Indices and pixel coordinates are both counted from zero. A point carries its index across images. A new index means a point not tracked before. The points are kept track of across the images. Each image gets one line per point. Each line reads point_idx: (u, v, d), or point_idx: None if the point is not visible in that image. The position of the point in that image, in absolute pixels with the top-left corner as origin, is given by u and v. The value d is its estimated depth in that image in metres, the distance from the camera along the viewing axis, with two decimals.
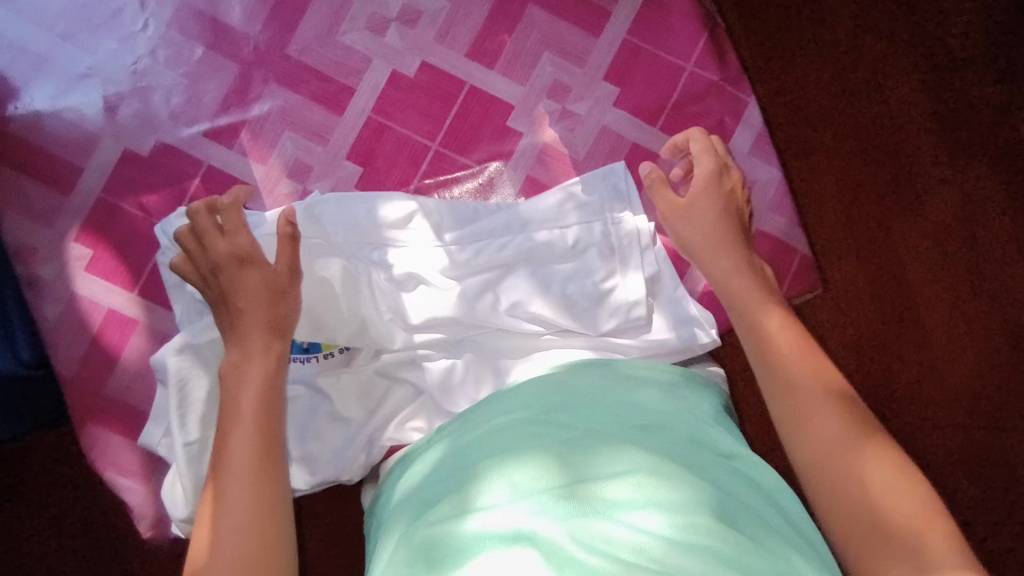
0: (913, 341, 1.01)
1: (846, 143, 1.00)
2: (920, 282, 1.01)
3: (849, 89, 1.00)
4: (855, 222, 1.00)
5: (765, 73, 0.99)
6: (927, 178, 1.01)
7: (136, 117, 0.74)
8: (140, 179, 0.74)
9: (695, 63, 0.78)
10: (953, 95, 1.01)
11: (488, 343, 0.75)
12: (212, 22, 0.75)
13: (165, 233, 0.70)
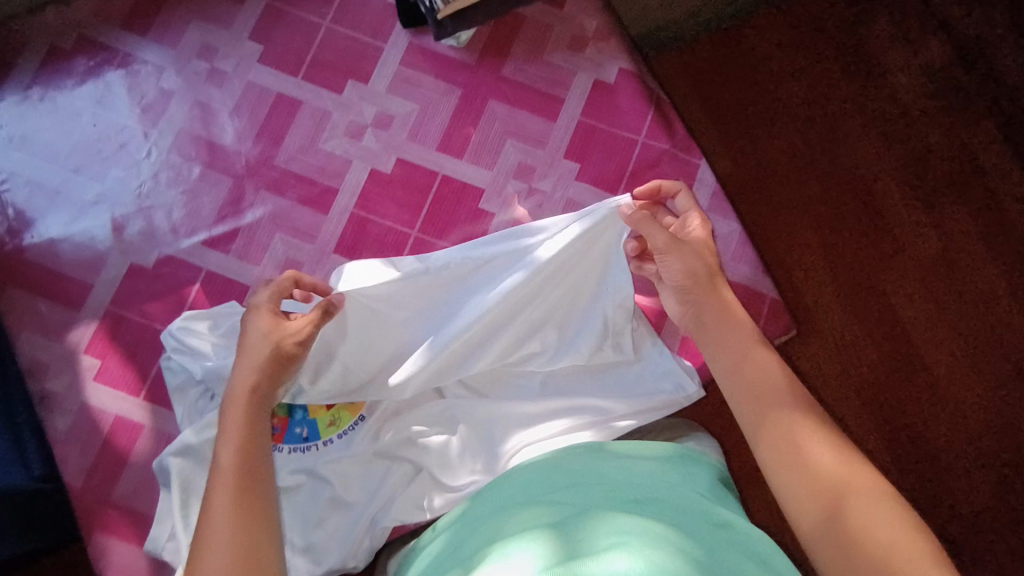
0: (918, 382, 1.03)
1: (816, 198, 1.06)
2: (914, 322, 1.04)
3: (809, 149, 1.08)
4: (840, 271, 1.05)
5: (729, 142, 1.07)
6: (902, 223, 1.06)
7: (141, 234, 0.81)
8: (144, 290, 0.79)
9: (645, 134, 0.85)
10: (909, 143, 1.08)
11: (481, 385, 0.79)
12: (208, 144, 0.83)
13: (173, 337, 0.74)
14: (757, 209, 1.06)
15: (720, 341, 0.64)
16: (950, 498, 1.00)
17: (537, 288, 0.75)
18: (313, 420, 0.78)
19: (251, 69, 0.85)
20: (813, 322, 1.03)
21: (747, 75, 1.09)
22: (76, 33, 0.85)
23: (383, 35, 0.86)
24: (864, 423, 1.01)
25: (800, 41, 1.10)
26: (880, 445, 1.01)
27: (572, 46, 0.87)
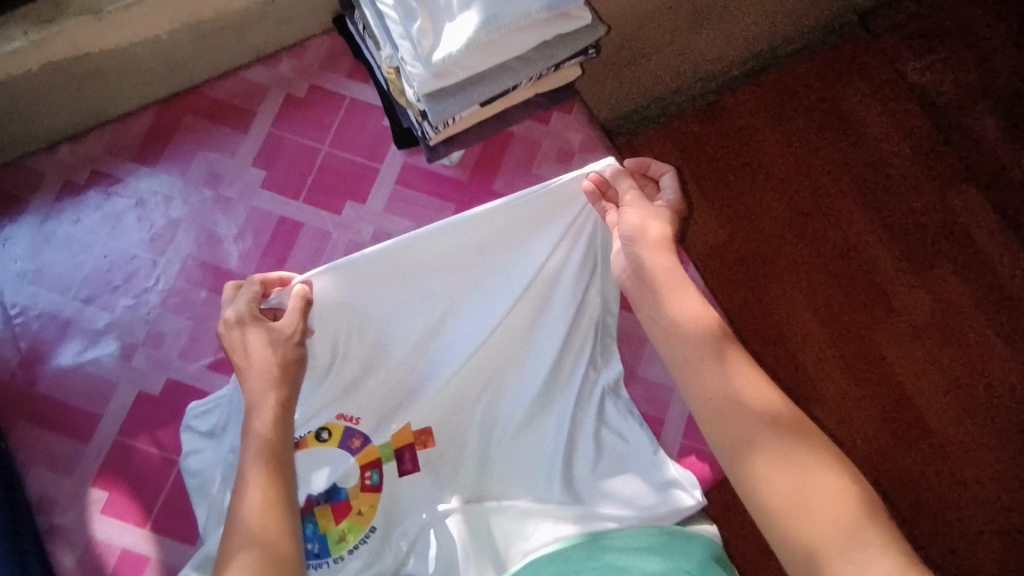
0: (909, 420, 1.20)
1: (812, 264, 1.25)
2: (903, 365, 1.22)
3: (804, 219, 1.26)
4: (835, 327, 1.23)
5: (733, 218, 1.25)
6: (890, 282, 1.24)
7: (148, 361, 0.83)
8: (152, 417, 0.81)
9: None
10: (893, 211, 1.27)
11: (472, 416, 0.82)
12: (214, 269, 0.87)
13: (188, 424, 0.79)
14: (740, 270, 1.24)
15: (661, 311, 0.64)
16: (929, 508, 1.17)
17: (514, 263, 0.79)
18: (324, 536, 0.77)
19: (255, 194, 0.89)
20: (800, 361, 1.21)
21: (747, 155, 1.27)
22: (89, 168, 0.89)
23: (379, 156, 0.91)
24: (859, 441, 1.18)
25: (794, 124, 1.29)
26: (868, 464, 1.17)
27: (560, 159, 0.91)
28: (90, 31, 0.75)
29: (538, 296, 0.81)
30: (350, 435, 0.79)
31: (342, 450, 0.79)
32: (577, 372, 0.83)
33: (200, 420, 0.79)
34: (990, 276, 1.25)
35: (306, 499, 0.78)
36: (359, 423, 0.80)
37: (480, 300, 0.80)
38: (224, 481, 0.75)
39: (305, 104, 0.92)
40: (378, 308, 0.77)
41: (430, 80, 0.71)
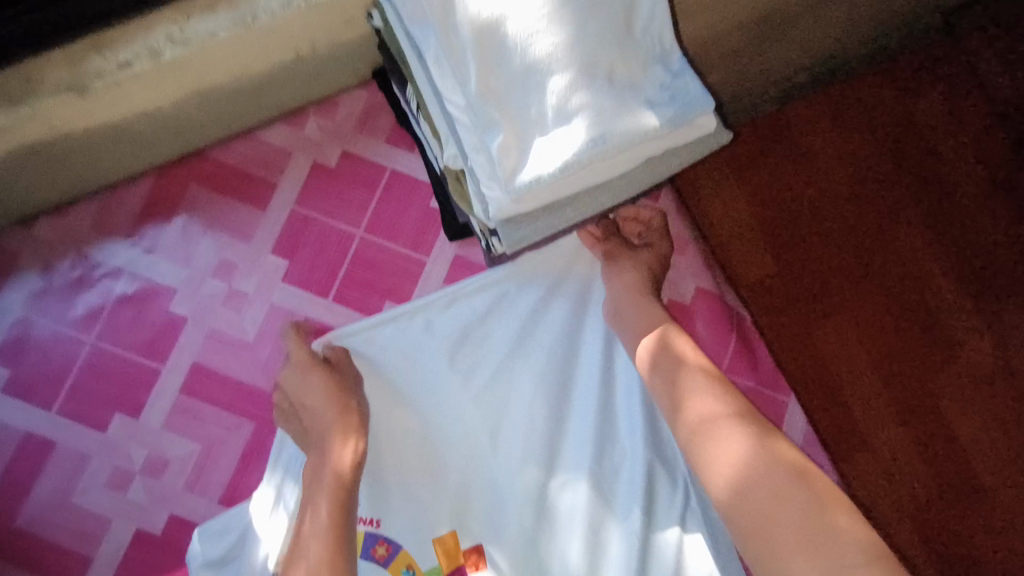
0: (990, 526, 0.87)
1: (876, 308, 0.88)
2: (983, 451, 0.88)
3: (874, 245, 0.89)
4: (898, 394, 0.89)
5: (773, 236, 0.88)
6: (977, 337, 0.88)
7: (147, 493, 0.70)
8: (155, 561, 0.70)
9: (726, 368, 0.74)
10: (995, 236, 0.89)
11: (491, 516, 0.72)
12: (227, 381, 0.73)
13: (196, 555, 0.68)
14: (789, 323, 0.88)
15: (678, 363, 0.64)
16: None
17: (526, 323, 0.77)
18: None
19: (274, 289, 0.75)
20: (856, 444, 0.88)
21: (798, 152, 0.89)
22: (74, 250, 0.74)
23: (425, 248, 0.77)
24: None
25: (874, 108, 0.89)
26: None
27: None
28: (69, 108, 0.58)
29: (576, 380, 0.76)
30: (373, 541, 0.70)
31: (366, 559, 0.70)
32: (638, 500, 0.72)
33: (210, 544, 0.68)
34: None
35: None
36: (381, 526, 0.70)
37: (515, 378, 0.75)
38: None
39: (335, 176, 0.77)
40: (413, 367, 0.75)
41: (509, 206, 0.55)
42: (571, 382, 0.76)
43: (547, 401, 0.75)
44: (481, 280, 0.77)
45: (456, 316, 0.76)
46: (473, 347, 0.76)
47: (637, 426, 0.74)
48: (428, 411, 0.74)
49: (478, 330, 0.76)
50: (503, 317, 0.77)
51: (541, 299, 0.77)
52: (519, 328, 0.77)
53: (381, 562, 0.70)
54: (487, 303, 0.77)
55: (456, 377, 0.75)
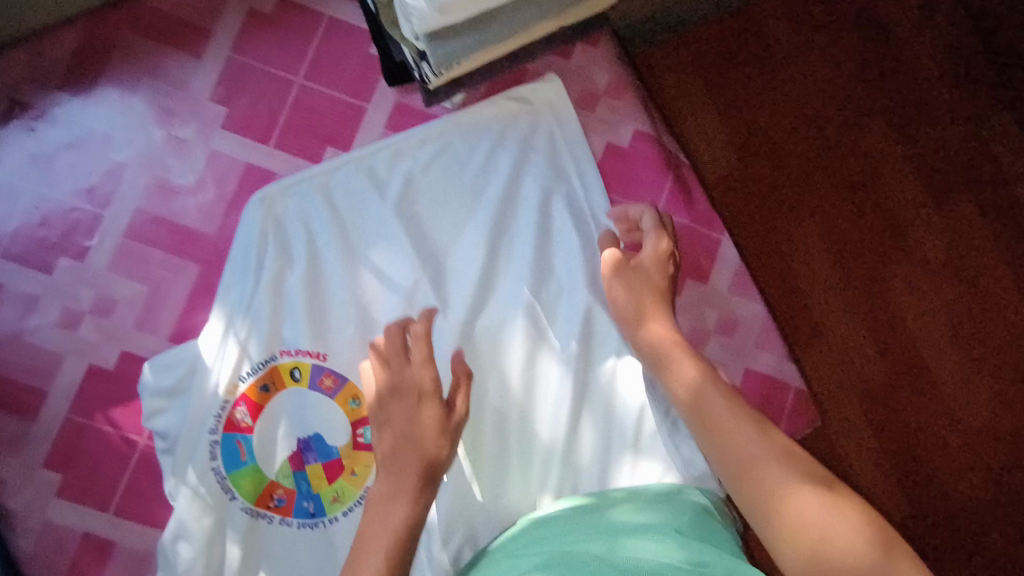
0: (924, 394, 0.96)
1: (825, 195, 0.95)
2: (920, 326, 0.96)
3: (824, 137, 0.95)
4: (845, 274, 0.95)
5: (732, 126, 0.93)
6: (917, 221, 0.95)
7: (98, 331, 0.73)
8: (108, 394, 0.73)
9: (662, 207, 0.77)
10: (937, 130, 0.95)
11: (433, 355, 0.75)
12: (170, 226, 0.74)
13: (149, 384, 0.71)
14: (751, 226, 0.94)
15: (636, 292, 0.69)
16: (940, 532, 0.95)
17: (469, 174, 0.77)
18: (318, 494, 0.74)
19: (213, 136, 0.75)
20: (812, 336, 0.95)
21: (756, 50, 0.94)
22: (6, 96, 0.73)
23: (365, 95, 0.77)
24: (866, 457, 0.95)
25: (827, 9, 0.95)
26: (881, 471, 0.95)
27: (582, 104, 0.80)
28: None
29: (520, 225, 0.77)
30: (319, 373, 0.74)
31: (313, 389, 0.74)
32: (576, 333, 0.76)
33: (161, 375, 0.72)
34: None
35: (297, 452, 0.74)
36: (327, 359, 0.74)
37: (461, 224, 0.77)
38: (201, 455, 0.72)
39: (272, 22, 0.76)
40: (362, 216, 0.76)
41: (433, 17, 0.55)
42: (513, 229, 0.77)
43: (490, 242, 0.76)
44: (425, 129, 0.77)
45: (402, 166, 0.77)
46: (416, 196, 0.77)
47: (574, 267, 0.76)
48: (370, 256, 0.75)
49: (423, 178, 0.77)
50: (448, 166, 0.77)
51: (484, 149, 0.78)
52: (464, 176, 0.77)
53: (327, 393, 0.74)
54: (432, 152, 0.77)
55: (399, 224, 0.76)
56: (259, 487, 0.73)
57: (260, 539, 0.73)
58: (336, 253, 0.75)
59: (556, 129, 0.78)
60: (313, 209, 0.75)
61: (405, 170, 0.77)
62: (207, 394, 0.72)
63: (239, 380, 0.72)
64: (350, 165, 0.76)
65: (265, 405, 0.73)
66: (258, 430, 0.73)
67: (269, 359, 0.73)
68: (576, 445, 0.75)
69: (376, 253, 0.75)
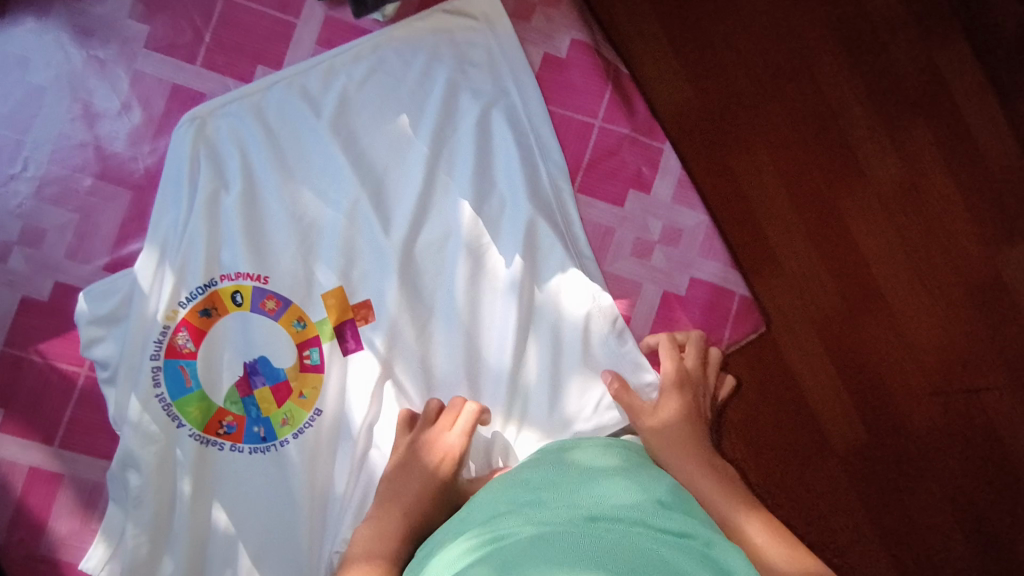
0: (882, 324, 0.97)
1: (782, 127, 0.95)
2: (877, 256, 0.97)
3: (778, 69, 0.94)
4: (803, 207, 0.95)
5: (685, 58, 0.92)
6: (872, 153, 0.96)
7: (29, 263, 0.71)
8: (45, 327, 0.71)
9: (602, 117, 0.78)
10: (888, 63, 0.96)
11: (377, 275, 0.75)
12: (97, 151, 0.72)
13: (85, 313, 0.70)
14: (705, 158, 0.94)
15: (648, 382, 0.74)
16: (890, 450, 0.99)
17: (404, 88, 0.76)
18: (268, 418, 0.74)
19: (137, 56, 0.72)
20: (770, 267, 0.95)
21: None
22: None
23: (294, 10, 0.75)
24: (822, 383, 0.97)
25: None
26: (838, 399, 0.97)
27: (518, 15, 0.79)
28: None
29: (459, 139, 0.76)
30: (261, 296, 0.73)
31: (256, 313, 0.73)
32: (520, 247, 0.75)
33: (97, 303, 0.70)
34: (983, 165, 0.98)
35: (244, 378, 0.73)
36: (269, 282, 0.73)
37: (400, 140, 0.76)
38: (145, 382, 0.71)
39: None
40: (298, 135, 0.74)
41: None
42: (454, 144, 0.76)
43: (432, 157, 0.75)
44: (358, 45, 0.75)
45: (336, 83, 0.75)
46: (351, 114, 0.75)
47: (518, 182, 0.75)
48: (307, 176, 0.74)
49: (357, 95, 0.75)
50: (383, 82, 0.76)
51: (419, 64, 0.76)
52: (400, 91, 0.76)
53: (270, 316, 0.73)
54: (366, 68, 0.75)
55: (336, 141, 0.74)
56: (208, 414, 0.73)
57: (211, 465, 0.73)
58: (271, 173, 0.73)
59: (492, 42, 0.77)
60: (244, 131, 0.73)
61: (338, 88, 0.75)
62: (147, 320, 0.71)
63: (179, 305, 0.71)
64: (282, 83, 0.74)
65: (207, 331, 0.72)
66: (202, 356, 0.72)
67: (209, 283, 0.72)
68: (524, 360, 0.76)
69: (313, 173, 0.74)
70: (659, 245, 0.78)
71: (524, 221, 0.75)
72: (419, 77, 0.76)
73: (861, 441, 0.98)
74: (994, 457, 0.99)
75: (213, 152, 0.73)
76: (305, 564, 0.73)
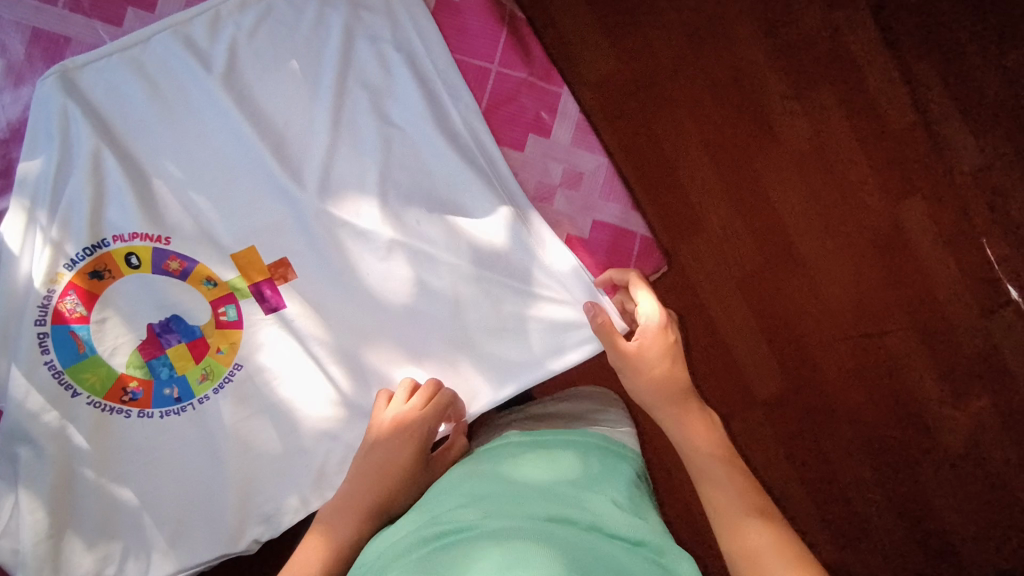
0: (795, 272, 1.03)
1: (699, 90, 1.02)
2: (788, 207, 1.03)
3: (689, 33, 1.02)
4: (720, 162, 1.02)
5: (603, 24, 1.00)
6: (780, 112, 1.03)
7: None
8: None
9: (498, 62, 0.77)
10: (793, 28, 1.03)
11: (273, 230, 0.72)
12: None
13: None
14: (630, 123, 1.01)
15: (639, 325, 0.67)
16: (802, 398, 1.05)
17: (292, 33, 0.73)
18: (183, 378, 0.71)
19: None
20: (693, 226, 1.02)
21: None
22: None
23: None
24: (743, 332, 1.03)
25: None
26: (755, 343, 1.03)
27: None
28: None
29: (354, 84, 0.74)
30: (163, 257, 0.70)
31: (158, 274, 0.70)
32: (423, 194, 0.74)
33: None
34: (881, 117, 1.04)
35: (151, 339, 0.70)
36: (170, 242, 0.70)
37: (293, 87, 0.73)
38: (22, 346, 0.67)
39: None
40: (182, 88, 0.71)
41: None
42: (349, 90, 0.74)
43: (326, 102, 0.72)
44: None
45: (224, 33, 0.72)
46: (240, 63, 0.72)
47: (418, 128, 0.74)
48: (195, 128, 0.71)
49: (248, 45, 0.72)
50: (275, 30, 0.73)
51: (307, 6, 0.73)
52: (294, 40, 0.73)
53: (176, 277, 0.71)
54: (254, 16, 0.72)
55: (226, 91, 0.70)
56: (108, 380, 0.69)
57: (111, 432, 0.69)
58: (153, 127, 0.70)
59: None
60: (124, 88, 0.70)
61: (229, 38, 0.71)
62: (18, 288, 0.67)
63: (62, 268, 0.68)
64: (165, 33, 0.71)
65: (100, 294, 0.69)
66: (96, 321, 0.69)
67: (98, 245, 0.69)
68: (449, 312, 0.74)
69: (201, 125, 0.71)
70: (560, 189, 0.79)
71: (421, 167, 0.74)
72: (307, 20, 0.73)
73: (774, 381, 1.04)
74: (899, 392, 1.05)
75: (92, 108, 0.69)
76: (230, 527, 0.71)
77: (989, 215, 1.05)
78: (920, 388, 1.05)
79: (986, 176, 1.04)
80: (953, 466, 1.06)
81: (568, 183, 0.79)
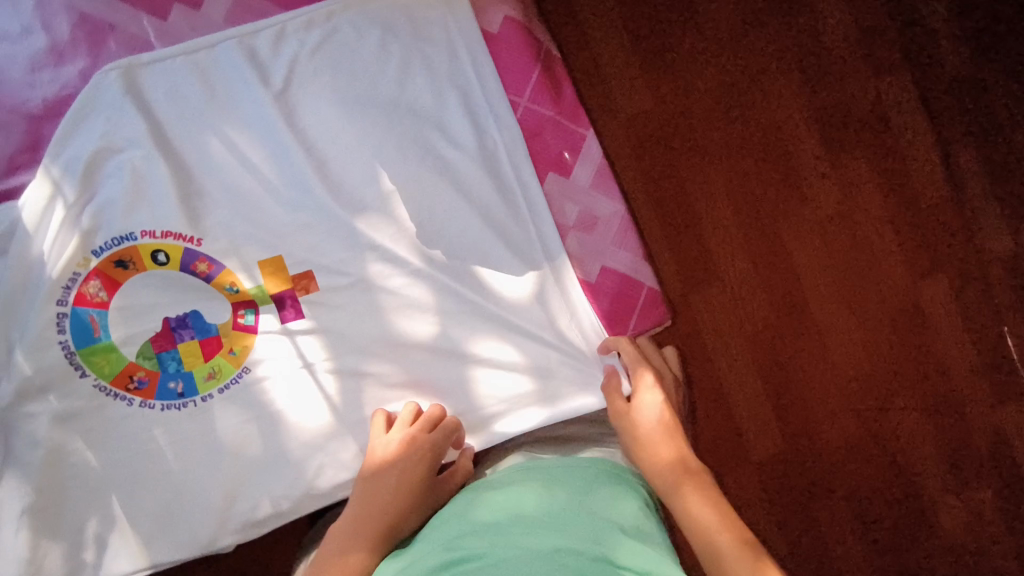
0: (808, 339, 1.02)
1: (730, 145, 1.02)
2: (808, 272, 1.02)
3: (727, 87, 1.01)
4: (744, 219, 1.02)
5: (643, 69, 1.00)
6: (811, 176, 1.02)
7: None
8: None
9: (528, 98, 0.78)
10: (836, 95, 1.02)
11: (287, 234, 0.72)
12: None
13: None
14: (657, 170, 1.01)
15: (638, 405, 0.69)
16: (799, 466, 1.02)
17: (332, 45, 0.74)
18: (190, 374, 0.71)
19: None
20: (709, 279, 1.01)
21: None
22: None
23: None
24: (747, 393, 1.02)
25: None
26: (758, 406, 1.02)
27: None
28: None
29: (384, 102, 0.74)
30: (192, 258, 0.71)
31: (185, 273, 0.71)
32: (441, 219, 0.74)
33: None
34: (914, 194, 1.02)
35: (166, 332, 0.71)
36: (201, 244, 0.71)
37: (326, 97, 0.73)
38: (35, 321, 0.68)
39: None
40: (230, 90, 0.72)
41: None
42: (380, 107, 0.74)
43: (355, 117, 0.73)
44: (306, 8, 0.73)
45: (281, 46, 0.73)
46: (277, 69, 0.73)
47: (444, 154, 0.75)
48: (226, 127, 0.72)
49: (306, 63, 0.73)
50: (323, 43, 0.73)
51: (351, 20, 0.74)
52: (346, 59, 0.74)
53: (201, 278, 0.72)
54: (318, 36, 0.73)
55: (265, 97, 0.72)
56: (116, 367, 0.70)
57: (105, 416, 0.70)
58: (192, 125, 0.71)
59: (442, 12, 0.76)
60: (179, 85, 0.71)
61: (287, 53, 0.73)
62: (34, 263, 0.69)
63: (90, 254, 0.70)
64: (224, 39, 0.72)
65: (122, 283, 0.71)
66: (115, 308, 0.70)
67: (126, 237, 0.70)
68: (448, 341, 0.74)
69: (235, 127, 0.72)
70: (574, 230, 0.78)
71: (443, 192, 0.74)
72: (349, 34, 0.74)
73: (774, 446, 1.02)
74: (900, 474, 1.03)
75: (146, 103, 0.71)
76: (209, 526, 0.71)
77: (1013, 305, 1.02)
78: (922, 472, 1.03)
79: (1016, 264, 1.02)
80: (950, 556, 1.02)
81: (582, 225, 0.79)
